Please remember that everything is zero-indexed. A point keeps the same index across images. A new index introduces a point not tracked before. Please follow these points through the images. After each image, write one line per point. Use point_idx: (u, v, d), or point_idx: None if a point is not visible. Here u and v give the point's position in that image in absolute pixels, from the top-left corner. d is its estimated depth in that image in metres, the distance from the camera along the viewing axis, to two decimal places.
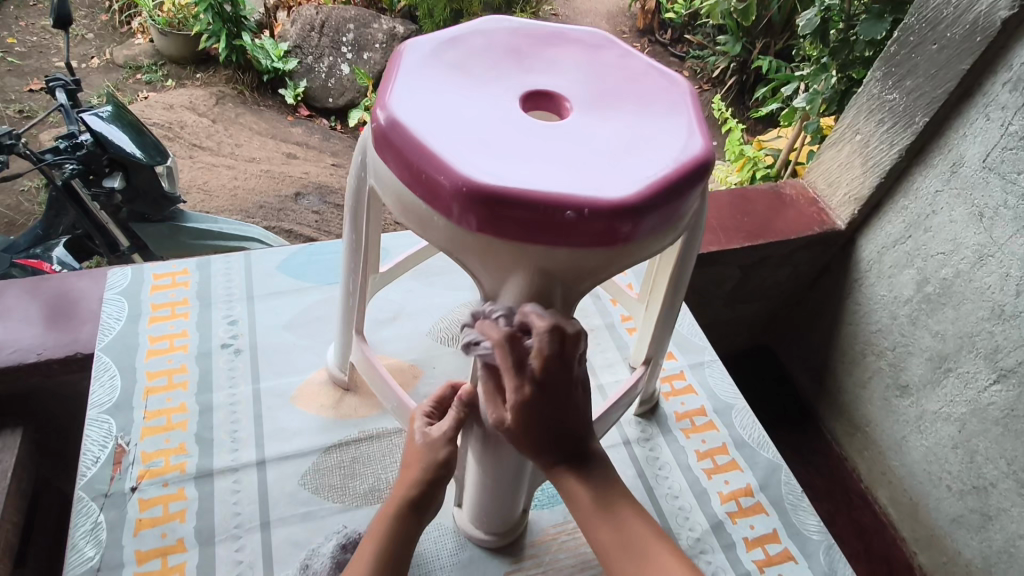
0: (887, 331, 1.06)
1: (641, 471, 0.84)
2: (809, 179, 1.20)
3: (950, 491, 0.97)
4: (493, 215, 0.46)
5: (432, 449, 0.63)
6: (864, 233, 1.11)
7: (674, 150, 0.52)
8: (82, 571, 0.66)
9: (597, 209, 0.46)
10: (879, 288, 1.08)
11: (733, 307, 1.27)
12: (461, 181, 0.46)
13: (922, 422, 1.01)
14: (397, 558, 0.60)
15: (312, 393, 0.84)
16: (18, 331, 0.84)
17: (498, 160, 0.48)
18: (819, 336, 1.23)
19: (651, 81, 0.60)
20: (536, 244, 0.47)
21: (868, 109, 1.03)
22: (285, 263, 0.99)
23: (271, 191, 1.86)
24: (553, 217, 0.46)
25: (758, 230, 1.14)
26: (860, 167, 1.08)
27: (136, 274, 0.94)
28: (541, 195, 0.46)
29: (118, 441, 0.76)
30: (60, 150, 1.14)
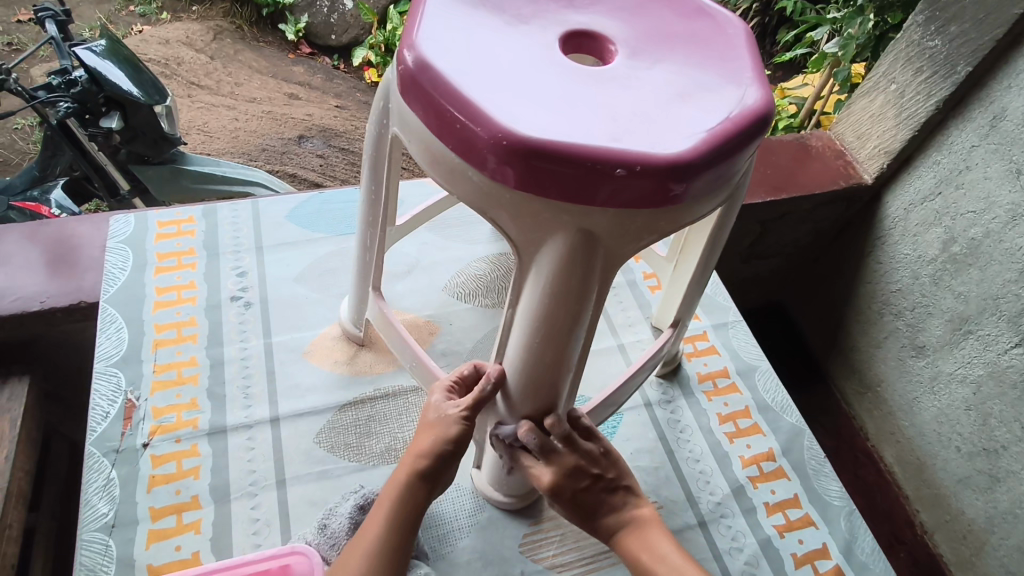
0: (907, 292, 1.03)
1: (662, 434, 0.82)
2: (837, 130, 1.14)
3: (959, 452, 0.96)
4: (534, 171, 0.42)
5: (445, 425, 0.59)
6: (892, 187, 1.06)
7: (730, 101, 0.47)
8: (97, 527, 0.65)
9: (649, 167, 0.41)
10: (903, 246, 1.04)
11: (750, 264, 1.23)
12: (499, 132, 0.41)
13: (936, 382, 0.99)
14: (402, 530, 0.57)
15: (325, 349, 0.82)
16: (22, 278, 0.81)
17: (540, 108, 0.43)
18: (836, 295, 1.19)
19: (704, 24, 0.54)
20: (579, 203, 0.43)
21: (906, 56, 0.97)
22: (295, 212, 0.95)
23: (274, 133, 1.79)
24: (600, 173, 0.41)
25: (782, 182, 1.08)
26: (893, 119, 1.02)
27: (139, 222, 0.89)
28: (588, 149, 0.41)
29: (128, 395, 0.74)
30: (54, 87, 1.07)
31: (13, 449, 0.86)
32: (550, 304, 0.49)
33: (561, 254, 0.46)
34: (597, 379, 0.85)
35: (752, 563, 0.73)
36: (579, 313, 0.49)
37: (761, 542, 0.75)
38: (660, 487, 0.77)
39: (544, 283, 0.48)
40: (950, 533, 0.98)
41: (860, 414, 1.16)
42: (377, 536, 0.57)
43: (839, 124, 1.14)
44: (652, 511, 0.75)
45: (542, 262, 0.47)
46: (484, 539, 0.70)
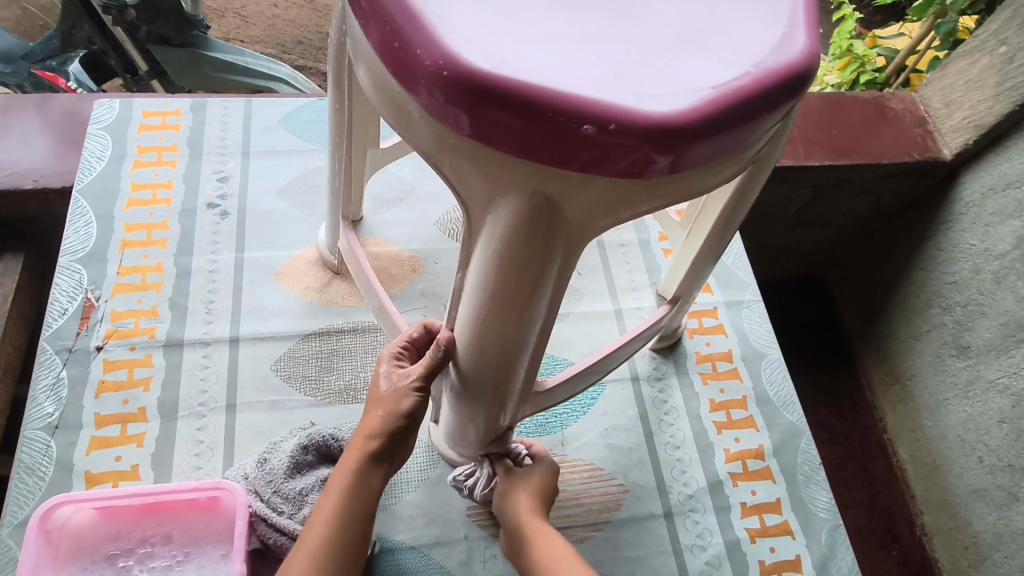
0: (963, 286, 0.91)
1: (644, 413, 0.76)
2: (922, 93, 0.98)
3: (980, 464, 0.87)
4: (482, 117, 0.33)
5: (395, 398, 0.56)
6: (974, 166, 0.91)
7: (759, 48, 0.36)
8: (40, 426, 0.63)
9: (626, 128, 0.32)
10: (969, 236, 0.90)
11: (792, 232, 1.09)
12: (442, 60, 0.33)
13: (972, 388, 0.88)
14: (355, 517, 0.53)
15: (298, 272, 0.76)
16: (17, 152, 0.80)
17: (502, 33, 0.34)
18: (878, 280, 1.07)
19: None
20: (536, 162, 0.34)
21: None
22: (289, 117, 0.87)
23: (312, 26, 1.58)
24: (563, 128, 0.32)
25: (846, 147, 0.94)
26: (992, 88, 0.86)
27: (124, 109, 0.83)
28: (550, 95, 0.32)
29: (88, 295, 0.71)
30: None
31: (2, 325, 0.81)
32: (500, 275, 0.41)
33: (513, 221, 0.38)
34: (585, 343, 0.78)
35: (714, 563, 0.68)
36: (535, 289, 0.42)
37: (729, 543, 0.69)
38: (630, 469, 0.72)
39: (494, 250, 0.40)
40: (951, 542, 0.91)
41: (882, 409, 1.05)
42: (327, 526, 0.52)
43: (926, 87, 0.98)
44: (617, 493, 0.71)
45: (493, 226, 0.39)
46: (431, 496, 0.66)
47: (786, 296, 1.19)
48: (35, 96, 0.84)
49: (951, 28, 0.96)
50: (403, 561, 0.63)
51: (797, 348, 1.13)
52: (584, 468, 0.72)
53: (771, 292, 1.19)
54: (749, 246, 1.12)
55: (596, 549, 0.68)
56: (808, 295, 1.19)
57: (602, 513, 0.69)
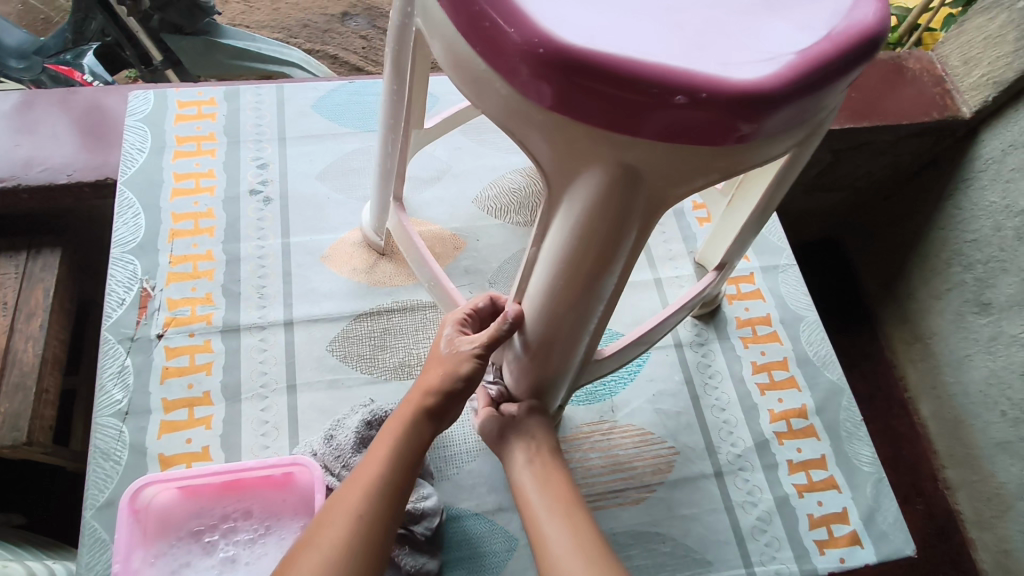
0: (984, 244, 0.92)
1: (689, 378, 0.77)
2: (940, 51, 0.98)
3: (1003, 417, 0.88)
4: (574, 90, 0.34)
5: (455, 361, 0.57)
6: (993, 124, 0.92)
7: (833, 15, 0.37)
8: (111, 413, 0.65)
9: (716, 97, 0.33)
10: (989, 193, 0.91)
11: (811, 196, 1.10)
12: (535, 37, 0.33)
13: (994, 343, 0.90)
14: (407, 463, 0.54)
15: (345, 254, 0.78)
16: (50, 148, 0.81)
17: (589, 9, 0.34)
18: (897, 240, 1.07)
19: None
20: (625, 133, 0.35)
21: None
22: (321, 102, 0.87)
23: (316, 8, 1.56)
24: (654, 100, 0.33)
25: (865, 108, 0.95)
26: (1012, 43, 0.87)
27: (159, 99, 0.83)
28: (643, 68, 0.33)
29: (143, 284, 0.72)
30: None
31: (47, 318, 0.82)
32: (578, 246, 0.42)
33: (595, 195, 0.39)
34: (628, 313, 0.80)
35: (765, 519, 0.71)
36: (610, 259, 0.43)
37: (778, 498, 0.72)
38: (679, 432, 0.74)
39: (573, 222, 0.41)
40: (974, 493, 0.93)
41: (902, 366, 1.06)
42: (381, 469, 0.53)
43: (944, 45, 0.98)
44: (668, 456, 0.73)
45: (574, 199, 0.40)
46: (491, 465, 0.69)
47: (806, 261, 1.21)
48: (60, 90, 0.84)
49: None
50: (468, 527, 0.65)
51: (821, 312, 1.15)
52: (635, 433, 0.74)
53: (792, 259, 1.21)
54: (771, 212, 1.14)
55: (651, 509, 0.70)
56: (828, 260, 1.20)
57: (654, 476, 0.72)
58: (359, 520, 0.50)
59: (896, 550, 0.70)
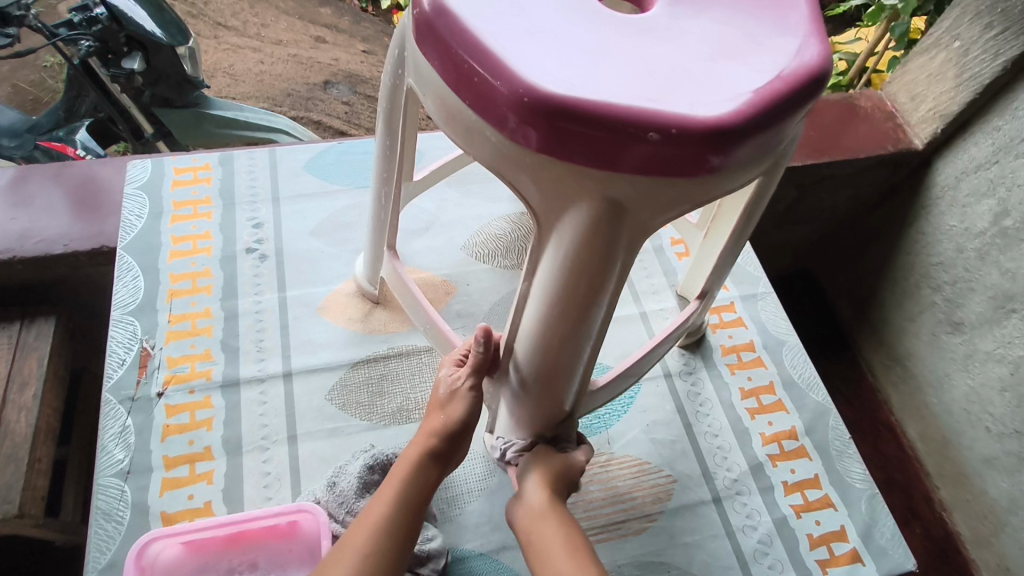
0: (950, 265, 0.96)
1: (681, 407, 0.80)
2: (888, 90, 1.05)
3: (988, 433, 0.91)
4: (561, 132, 0.38)
5: (453, 403, 0.60)
6: (944, 153, 0.98)
7: (783, 58, 0.42)
8: (112, 473, 0.66)
9: (685, 132, 0.37)
10: (948, 218, 0.96)
11: (783, 229, 1.16)
12: (522, 88, 0.37)
13: (970, 361, 0.93)
14: (413, 503, 0.55)
15: (340, 305, 0.80)
16: (45, 220, 0.84)
17: (568, 63, 0.39)
18: (868, 266, 1.13)
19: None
20: (607, 170, 0.39)
21: (975, 10, 0.88)
22: (312, 162, 0.91)
23: (299, 77, 1.64)
24: (632, 138, 0.37)
25: (825, 145, 1.02)
26: (952, 80, 0.93)
27: (156, 168, 0.87)
28: (620, 110, 0.37)
29: (143, 344, 0.73)
30: (75, 25, 1.01)
31: (41, 387, 0.82)
32: (568, 277, 0.45)
33: (583, 228, 0.42)
34: (617, 347, 0.82)
35: (766, 541, 0.72)
36: (599, 288, 0.46)
37: (776, 521, 0.73)
38: (675, 460, 0.76)
39: (563, 255, 0.44)
40: (970, 512, 0.94)
41: (887, 390, 1.10)
42: (388, 508, 0.54)
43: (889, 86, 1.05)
44: (666, 484, 0.74)
45: (563, 233, 0.43)
46: (493, 503, 0.69)
47: (783, 291, 1.27)
48: (55, 164, 0.88)
49: (906, 28, 1.04)
50: (474, 568, 0.66)
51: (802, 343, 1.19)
52: (632, 463, 0.75)
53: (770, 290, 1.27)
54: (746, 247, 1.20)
55: (654, 539, 0.71)
56: (805, 290, 1.26)
57: (655, 504, 0.73)
58: (367, 558, 0.51)
59: (897, 565, 0.71)
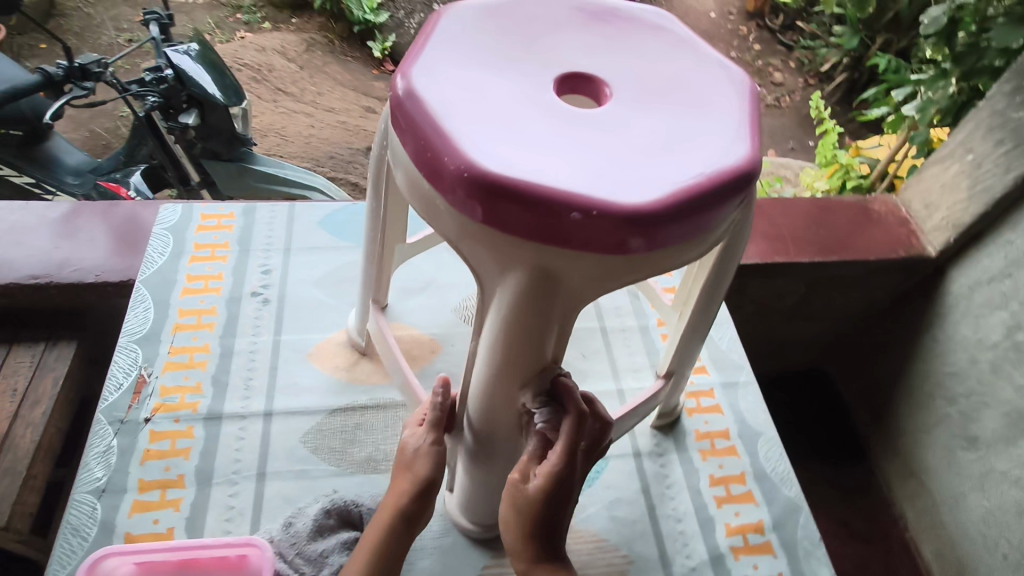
0: (964, 376, 0.95)
1: (646, 487, 0.80)
2: (903, 197, 1.10)
3: (1005, 560, 0.87)
4: (496, 205, 0.42)
5: (414, 461, 0.61)
6: (960, 262, 0.99)
7: (713, 155, 0.45)
8: (88, 490, 0.69)
9: (606, 214, 0.41)
10: (963, 327, 0.96)
11: (793, 323, 1.18)
12: (464, 165, 0.42)
13: (986, 480, 0.90)
14: (384, 568, 0.59)
15: (330, 352, 0.85)
16: (85, 252, 0.92)
17: (510, 145, 0.43)
18: (882, 369, 1.13)
19: (706, 70, 0.52)
20: (538, 242, 0.43)
21: (987, 126, 0.91)
22: (326, 219, 0.98)
23: (344, 142, 1.78)
24: (557, 215, 0.41)
25: (837, 245, 1.05)
26: (966, 191, 0.96)
27: (185, 212, 0.95)
28: (547, 190, 0.41)
29: (141, 371, 0.79)
30: (145, 82, 1.14)
31: (51, 406, 0.88)
32: (507, 337, 0.50)
33: (517, 294, 0.47)
34: None
35: None
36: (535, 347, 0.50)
37: None
38: (634, 541, 0.75)
39: (501, 317, 0.49)
40: None
41: (900, 502, 1.07)
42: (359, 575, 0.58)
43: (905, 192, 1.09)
44: (622, 564, 0.74)
45: (501, 298, 0.48)
46: (443, 562, 0.70)
47: (790, 387, 1.27)
48: (104, 204, 0.98)
49: (925, 138, 1.07)
50: None
51: (810, 445, 1.19)
52: (589, 539, 0.75)
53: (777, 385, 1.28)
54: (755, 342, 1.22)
55: None
56: (816, 389, 1.27)
57: None
58: None
59: None
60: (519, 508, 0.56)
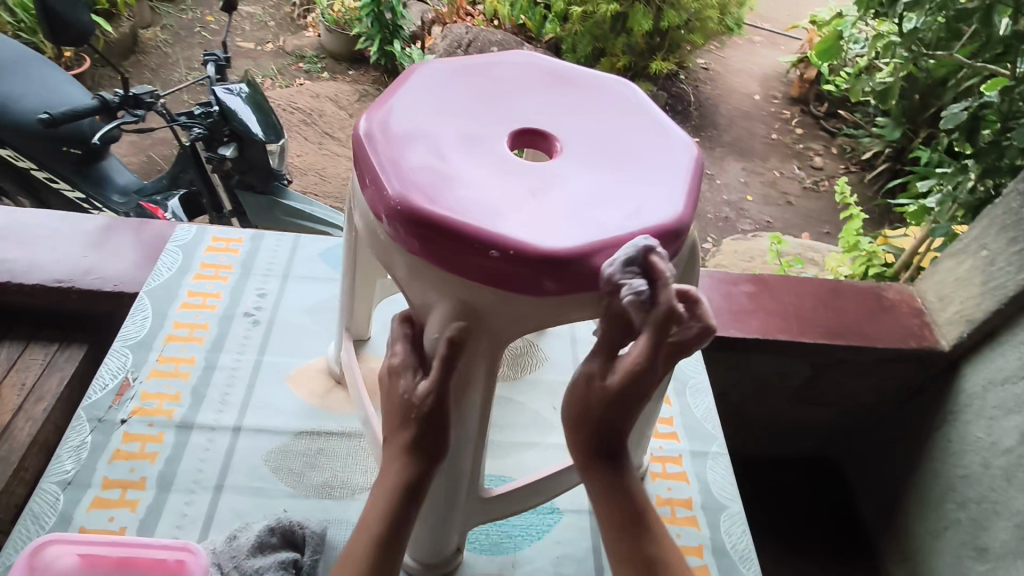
0: (976, 481, 0.95)
1: (597, 547, 0.78)
2: (919, 288, 1.10)
3: None
4: (423, 238, 0.46)
5: (403, 412, 0.52)
6: (973, 359, 0.99)
7: (638, 212, 0.48)
8: (55, 480, 0.73)
9: (521, 255, 0.44)
10: (975, 429, 0.97)
11: (799, 408, 1.19)
12: (398, 198, 0.46)
13: None
14: (394, 544, 0.52)
15: (306, 377, 0.88)
16: (111, 262, 0.99)
17: (446, 186, 0.47)
18: (896, 464, 1.14)
19: (655, 137, 0.56)
20: (460, 276, 0.46)
21: (1000, 223, 0.92)
22: (327, 253, 1.04)
23: None
24: (476, 252, 0.45)
25: (841, 329, 1.04)
26: (979, 286, 0.97)
27: (198, 233, 1.02)
28: (469, 228, 0.45)
29: (127, 375, 0.83)
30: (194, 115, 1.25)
31: (52, 404, 0.93)
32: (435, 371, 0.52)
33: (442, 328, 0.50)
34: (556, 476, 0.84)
35: None
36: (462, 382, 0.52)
37: None
38: None
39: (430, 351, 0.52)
40: None
41: None
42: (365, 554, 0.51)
43: (921, 282, 1.10)
44: None
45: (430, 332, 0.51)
46: None
47: (802, 476, 1.30)
48: (138, 221, 1.06)
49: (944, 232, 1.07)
50: None
51: (819, 540, 1.21)
52: None
53: (787, 470, 1.30)
54: (762, 422, 1.24)
55: None
56: (823, 479, 1.29)
57: None
58: None
59: None
60: (589, 418, 0.51)
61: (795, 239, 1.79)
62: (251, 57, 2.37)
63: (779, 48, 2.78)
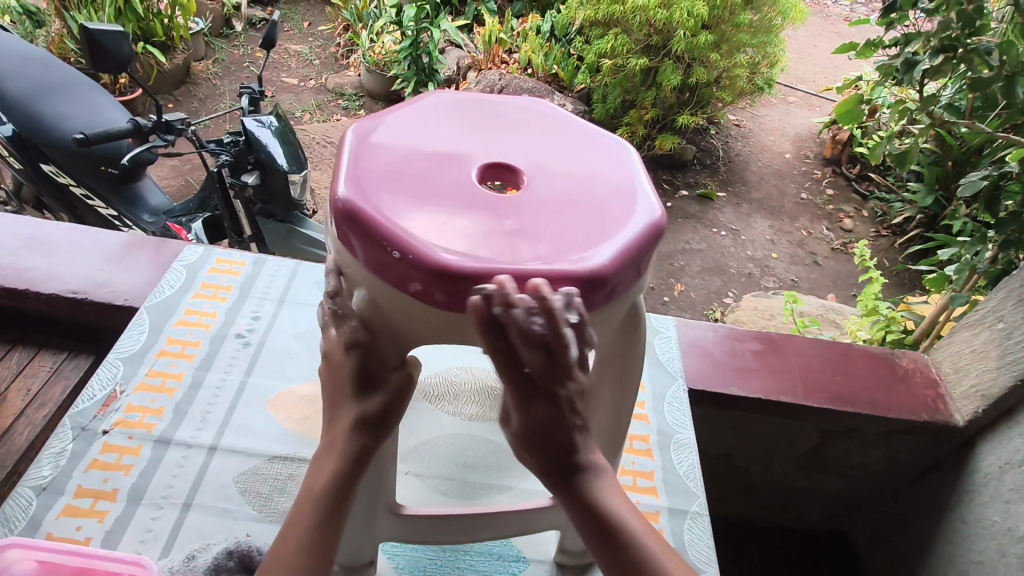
0: (992, 567, 0.88)
1: None
2: (934, 357, 1.06)
3: None
4: (347, 225, 0.49)
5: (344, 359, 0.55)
6: (990, 438, 0.94)
7: (560, 253, 0.48)
8: (31, 485, 0.75)
9: (417, 261, 0.46)
10: (992, 511, 0.91)
11: (808, 475, 1.15)
12: (341, 184, 0.50)
13: None
14: (347, 485, 0.54)
15: (287, 403, 0.89)
16: (125, 277, 1.02)
17: (384, 189, 0.50)
18: (910, 544, 1.07)
19: (619, 192, 0.55)
20: (371, 268, 0.49)
21: (1018, 296, 0.90)
22: None
23: None
24: (382, 249, 0.47)
25: (845, 396, 1.01)
26: (995, 360, 0.93)
27: (204, 254, 1.06)
28: (382, 226, 0.47)
29: (115, 387, 0.86)
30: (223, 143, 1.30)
31: (53, 412, 0.95)
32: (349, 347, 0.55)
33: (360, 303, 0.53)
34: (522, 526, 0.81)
35: None
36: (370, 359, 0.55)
37: None
38: None
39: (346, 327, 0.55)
40: None
41: None
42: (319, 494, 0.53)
43: (937, 351, 1.06)
44: None
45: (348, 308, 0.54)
46: None
47: (811, 550, 1.24)
48: (156, 240, 1.09)
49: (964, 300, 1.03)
50: None
51: None
52: None
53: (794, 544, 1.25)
54: (770, 483, 1.19)
55: None
56: (833, 556, 1.23)
57: None
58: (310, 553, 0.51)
59: None
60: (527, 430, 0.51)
61: (817, 300, 1.75)
62: (295, 92, 2.49)
63: (814, 109, 2.79)
